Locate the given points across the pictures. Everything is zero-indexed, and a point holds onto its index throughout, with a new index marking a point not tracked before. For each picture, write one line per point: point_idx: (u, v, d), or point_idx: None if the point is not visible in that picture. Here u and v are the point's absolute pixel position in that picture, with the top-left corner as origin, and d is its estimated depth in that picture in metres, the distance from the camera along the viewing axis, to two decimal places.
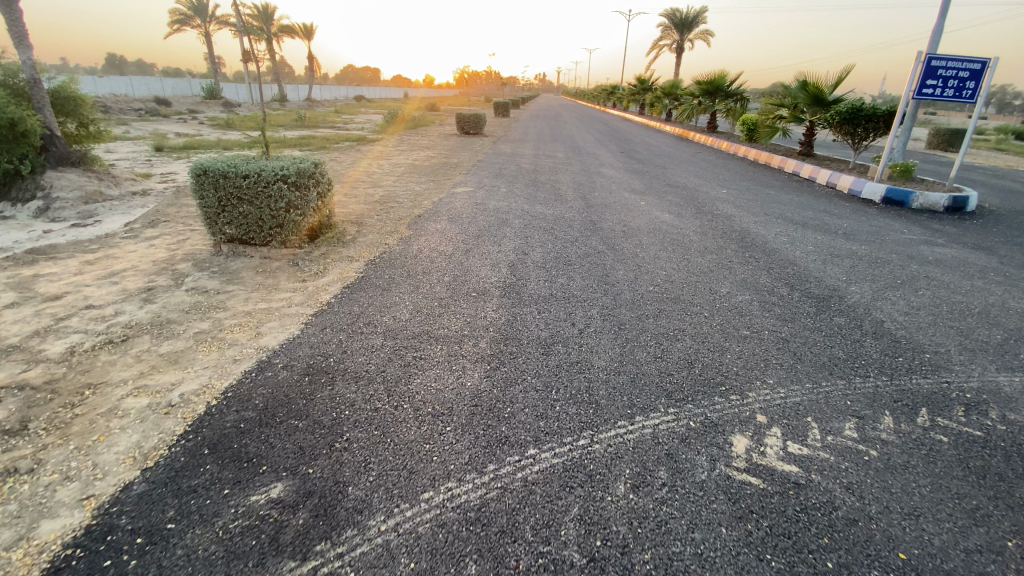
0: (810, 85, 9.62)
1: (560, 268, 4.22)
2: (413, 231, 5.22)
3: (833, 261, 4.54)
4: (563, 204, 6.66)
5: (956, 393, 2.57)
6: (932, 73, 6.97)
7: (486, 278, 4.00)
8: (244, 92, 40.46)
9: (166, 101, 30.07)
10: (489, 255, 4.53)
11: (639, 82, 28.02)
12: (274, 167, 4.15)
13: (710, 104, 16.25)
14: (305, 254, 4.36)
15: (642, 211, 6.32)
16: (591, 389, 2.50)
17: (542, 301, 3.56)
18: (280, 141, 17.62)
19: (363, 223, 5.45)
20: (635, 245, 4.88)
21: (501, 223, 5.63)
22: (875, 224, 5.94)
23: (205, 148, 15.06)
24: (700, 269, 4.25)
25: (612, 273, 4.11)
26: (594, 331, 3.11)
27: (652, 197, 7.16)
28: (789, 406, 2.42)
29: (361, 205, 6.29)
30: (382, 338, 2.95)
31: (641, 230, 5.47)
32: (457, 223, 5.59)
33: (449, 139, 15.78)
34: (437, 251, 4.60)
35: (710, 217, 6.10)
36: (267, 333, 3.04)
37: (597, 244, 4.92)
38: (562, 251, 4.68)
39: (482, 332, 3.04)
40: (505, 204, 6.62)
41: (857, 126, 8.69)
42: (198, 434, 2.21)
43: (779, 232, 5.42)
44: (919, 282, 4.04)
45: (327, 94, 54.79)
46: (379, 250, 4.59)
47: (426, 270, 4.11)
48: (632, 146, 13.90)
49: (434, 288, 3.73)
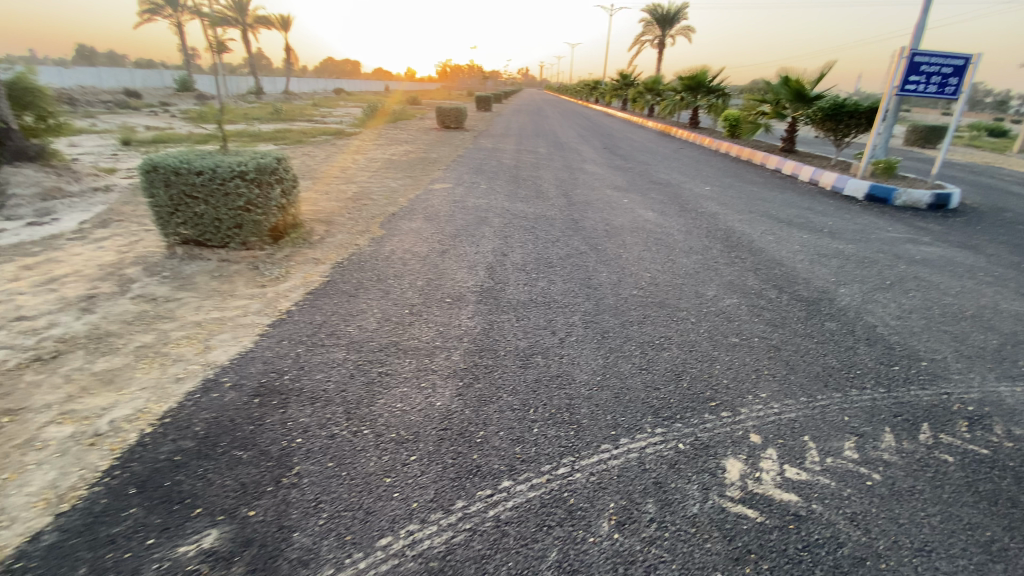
0: (792, 81, 9.54)
1: (540, 271, 4.01)
2: (386, 231, 4.95)
3: (820, 261, 4.42)
4: (544, 202, 6.44)
5: (958, 406, 2.44)
6: (915, 69, 6.91)
7: (462, 281, 3.76)
8: (219, 84, 39.29)
9: (137, 94, 29.03)
10: (467, 257, 4.29)
11: (622, 78, 27.91)
12: (231, 163, 3.85)
13: (693, 100, 16.18)
14: (266, 256, 4.06)
15: (625, 209, 6.15)
16: (572, 407, 2.28)
17: (521, 307, 3.35)
18: (256, 134, 17.10)
19: (334, 223, 5.16)
20: (618, 245, 4.69)
21: (480, 222, 5.39)
22: (860, 222, 5.85)
23: (175, 142, 14.47)
24: (685, 270, 4.08)
25: (595, 276, 3.91)
26: (575, 340, 2.90)
27: (635, 194, 6.99)
28: (783, 423, 2.24)
29: (332, 203, 5.98)
30: (344, 352, 2.70)
31: (625, 228, 5.28)
32: (433, 222, 5.34)
33: (430, 134, 15.45)
34: (411, 252, 4.35)
35: (694, 215, 5.96)
36: (217, 347, 2.76)
37: (580, 244, 4.71)
38: (543, 252, 4.47)
39: (455, 343, 2.81)
40: (484, 201, 6.38)
41: (840, 122, 8.64)
42: (125, 470, 1.94)
43: (764, 230, 5.30)
44: (908, 283, 3.95)
45: (306, 87, 53.60)
46: (347, 251, 4.31)
47: (398, 273, 3.86)
48: (614, 142, 13.75)
49: (406, 293, 3.48)
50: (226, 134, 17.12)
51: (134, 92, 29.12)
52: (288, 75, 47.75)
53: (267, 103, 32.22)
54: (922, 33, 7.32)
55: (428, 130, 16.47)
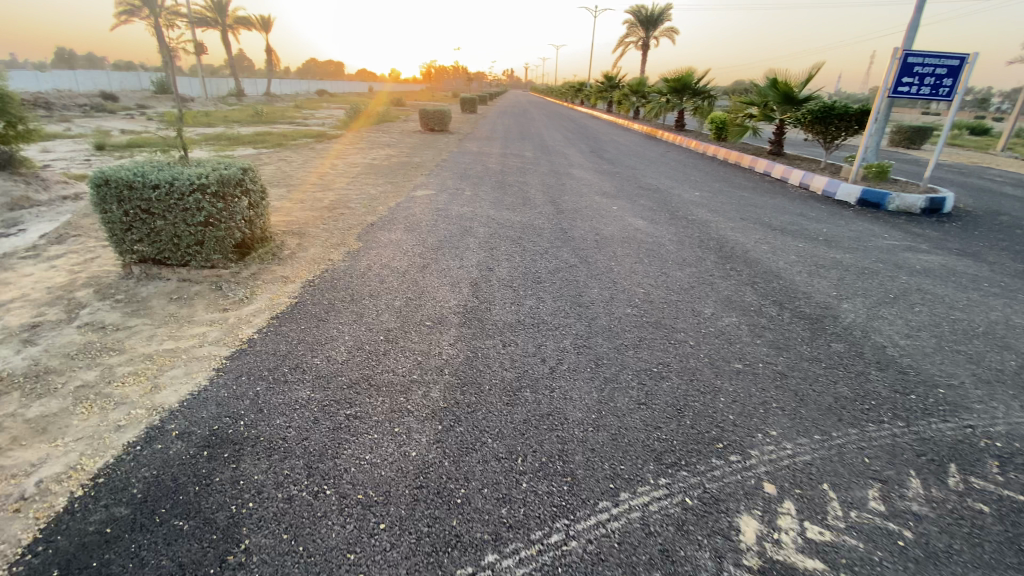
0: (781, 83, 9.44)
1: (528, 287, 3.76)
2: (363, 243, 4.66)
3: (819, 272, 4.24)
4: (531, 210, 6.20)
5: (985, 441, 2.26)
6: (908, 70, 6.89)
7: (444, 300, 3.49)
8: (197, 85, 38.41)
9: (112, 96, 28.22)
10: (449, 272, 4.02)
11: (606, 79, 27.83)
12: (190, 175, 3.53)
13: (679, 102, 16.10)
14: (230, 275, 3.75)
15: (615, 217, 5.94)
16: (565, 454, 2.03)
17: (508, 328, 3.08)
18: (235, 138, 16.63)
19: (307, 235, 4.84)
20: (609, 257, 4.46)
21: (464, 232, 5.12)
22: (854, 229, 5.70)
23: (151, 147, 14.01)
24: (680, 285, 3.86)
25: (586, 292, 3.67)
26: (566, 369, 2.64)
27: (624, 201, 6.79)
28: (799, 469, 2.02)
29: (306, 212, 5.65)
30: (309, 391, 2.41)
31: (616, 238, 5.05)
32: (414, 232, 5.06)
33: (414, 137, 15.13)
34: (388, 268, 4.06)
35: (685, 222, 5.76)
36: (166, 386, 2.46)
37: (569, 257, 4.47)
38: (531, 265, 4.23)
39: (434, 375, 2.54)
40: (469, 209, 6.10)
41: (830, 124, 8.54)
42: (50, 546, 1.64)
43: (759, 239, 5.12)
44: (913, 297, 3.80)
45: (289, 88, 52.82)
46: (320, 268, 4.02)
47: (374, 291, 3.57)
48: (601, 145, 13.58)
49: (382, 315, 3.20)
50: (204, 138, 16.61)
51: (109, 94, 28.33)
52: (270, 76, 46.94)
53: (248, 105, 31.61)
54: (915, 34, 7.25)
55: (412, 133, 16.16)
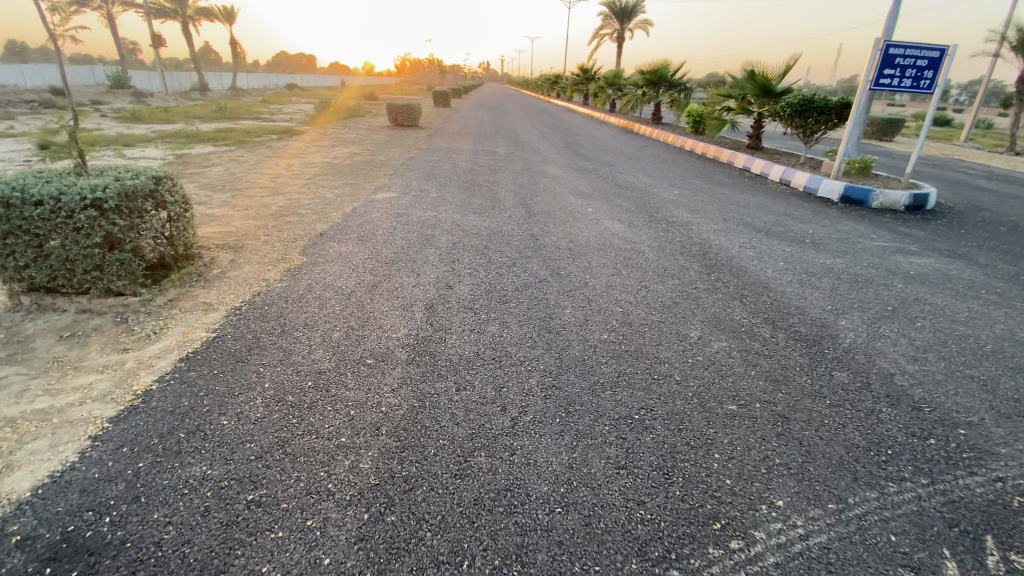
0: (758, 75, 9.15)
1: (493, 309, 3.30)
2: (308, 258, 4.14)
3: (810, 282, 3.90)
4: (500, 213, 5.73)
5: (1022, 502, 1.89)
6: (890, 62, 6.61)
7: (391, 329, 3.00)
8: (157, 79, 36.67)
9: (64, 91, 26.66)
10: (402, 292, 3.53)
11: (582, 72, 27.41)
12: (82, 188, 2.98)
13: (655, 95, 15.80)
14: (141, 303, 3.22)
15: (590, 220, 5.53)
16: (525, 553, 1.58)
17: (464, 364, 2.62)
18: (194, 134, 15.72)
19: (245, 250, 4.29)
20: (584, 268, 4.04)
21: (424, 242, 4.63)
22: (841, 230, 5.40)
23: (101, 146, 13.14)
24: (662, 301, 3.46)
25: (557, 314, 3.23)
26: (531, 421, 2.19)
27: (599, 201, 6.39)
28: (816, 558, 1.62)
29: (249, 222, 5.08)
30: (206, 467, 1.93)
31: (591, 246, 4.64)
32: (368, 243, 4.55)
33: (383, 133, 14.48)
34: (331, 289, 3.54)
35: (665, 225, 5.38)
36: (21, 464, 1.95)
37: (539, 269, 4.03)
38: (496, 281, 3.78)
39: (367, 438, 2.07)
40: (432, 214, 5.60)
41: (809, 118, 8.27)
42: None
43: (743, 243, 4.77)
44: (912, 309, 3.47)
45: (256, 82, 51.01)
46: (252, 291, 3.50)
47: (311, 320, 3.07)
48: (577, 140, 13.17)
49: (314, 353, 2.71)
50: (159, 135, 15.64)
51: (62, 90, 26.84)
52: (235, 70, 45.19)
53: (213, 100, 30.30)
54: (894, 24, 7.01)
55: (381, 129, 15.51)
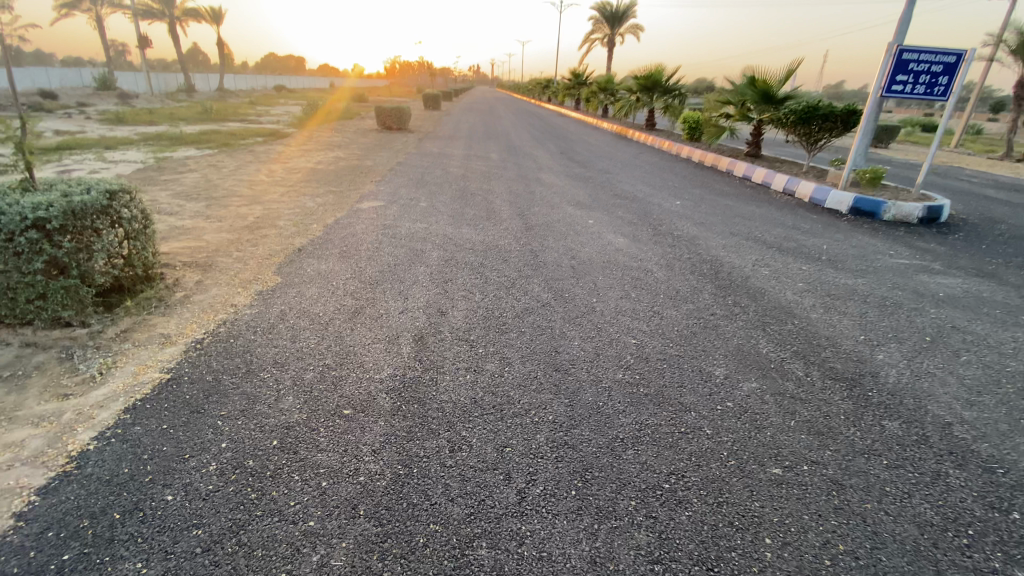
0: (759, 81, 8.91)
1: (491, 340, 2.93)
2: (284, 278, 3.73)
3: (836, 307, 3.58)
4: (495, 225, 5.35)
5: None
6: (903, 67, 6.41)
7: (374, 368, 2.61)
8: (140, 79, 35.81)
9: (41, 90, 25.82)
10: (387, 320, 3.14)
11: (574, 76, 27.21)
12: (23, 206, 2.56)
13: (649, 100, 15.55)
14: (91, 336, 2.78)
15: (591, 233, 5.18)
16: None
17: (459, 415, 2.24)
18: (175, 137, 15.14)
19: (214, 268, 3.87)
20: (589, 290, 3.68)
21: (413, 259, 4.23)
22: (857, 245, 5.10)
23: (77, 148, 12.59)
24: (678, 331, 3.11)
25: (563, 347, 2.85)
26: (542, 494, 1.82)
27: (599, 212, 6.04)
28: None
29: (222, 235, 4.66)
30: (139, 563, 1.54)
31: (595, 264, 4.27)
32: (351, 259, 4.15)
33: (371, 137, 14.04)
34: (307, 318, 3.14)
35: (671, 239, 5.05)
36: None
37: (541, 291, 3.66)
38: (493, 305, 3.40)
39: (342, 522, 1.69)
40: (422, 226, 5.21)
41: (813, 125, 8.02)
42: None
43: (756, 261, 4.45)
44: (953, 340, 3.17)
45: (243, 84, 50.20)
46: (218, 319, 3.08)
47: (282, 358, 2.67)
48: (572, 146, 12.84)
49: (282, 402, 2.31)
50: (137, 137, 15.04)
51: (39, 89, 25.99)
52: (222, 71, 44.43)
53: (199, 101, 29.63)
54: (905, 30, 6.80)
55: (370, 133, 15.09)
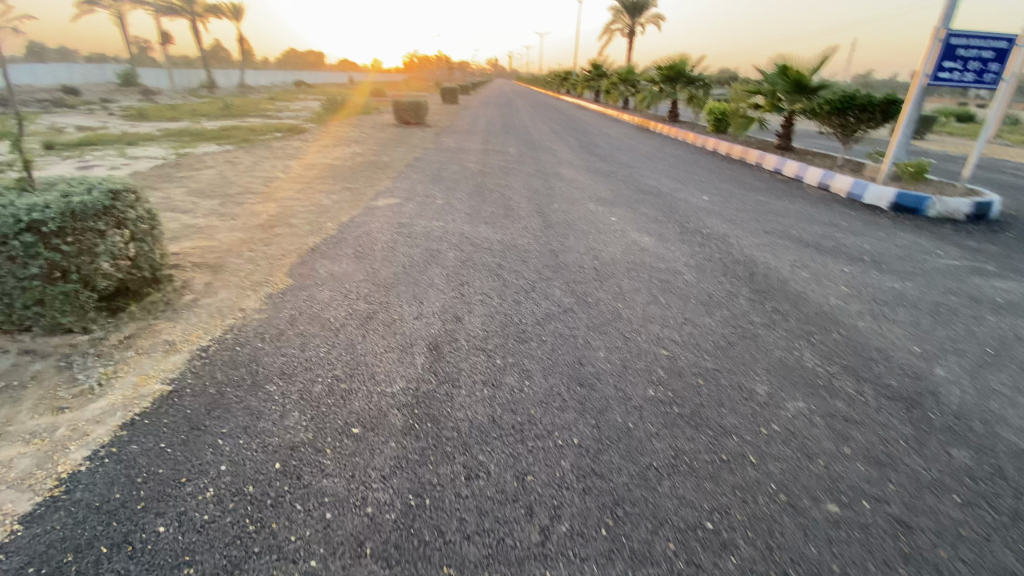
0: (791, 70, 8.49)
1: (510, 349, 2.74)
2: (295, 280, 3.59)
3: (884, 314, 3.30)
4: (514, 223, 5.15)
5: None
6: (951, 53, 5.98)
7: (386, 380, 2.45)
8: (164, 76, 36.36)
9: (70, 88, 26.34)
10: (401, 327, 2.97)
11: (593, 67, 26.72)
12: (18, 209, 2.46)
13: (672, 91, 15.10)
14: (93, 343, 2.68)
15: (615, 232, 4.94)
16: None
17: (475, 436, 2.07)
18: (197, 132, 15.25)
19: (224, 270, 3.75)
20: (614, 294, 3.46)
21: (429, 260, 4.06)
22: (901, 245, 4.76)
23: (100, 144, 12.74)
24: (712, 340, 2.88)
25: (588, 359, 2.64)
26: (569, 533, 1.63)
27: (623, 209, 5.79)
28: None
29: (235, 234, 4.56)
30: None
31: (619, 265, 4.04)
32: (365, 260, 4.00)
33: (388, 131, 13.93)
34: (317, 324, 2.99)
35: (700, 238, 4.78)
36: None
37: (562, 295, 3.46)
38: (513, 311, 3.21)
39: (346, 562, 1.53)
40: (439, 224, 5.03)
41: (849, 116, 7.61)
42: None
43: (792, 262, 4.17)
44: (1019, 353, 2.88)
45: (264, 79, 50.67)
46: (225, 325, 2.95)
47: (290, 369, 2.53)
48: (591, 139, 12.52)
49: (287, 419, 2.15)
50: (159, 133, 15.18)
51: (67, 87, 26.50)
52: (244, 67, 44.90)
53: (221, 97, 29.94)
54: (952, 13, 6.36)
55: (387, 128, 14.98)
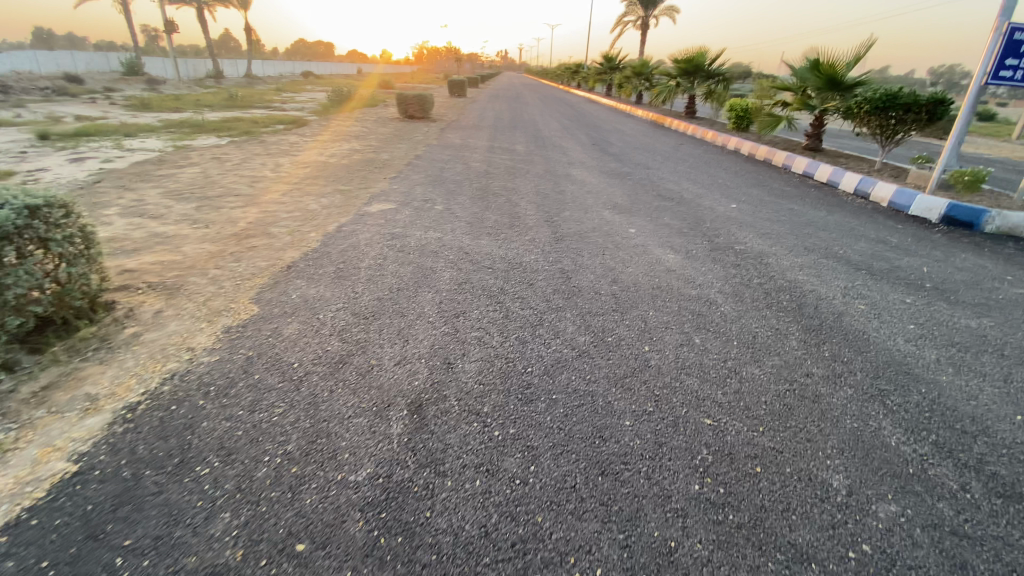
0: (824, 65, 7.81)
1: (512, 414, 2.17)
2: (262, 307, 3.06)
3: (971, 364, 2.69)
4: (520, 235, 4.58)
5: None
6: (1015, 50, 5.28)
7: (349, 461, 1.90)
8: (171, 66, 36.00)
9: (75, 76, 26.03)
10: (377, 376, 2.41)
11: (606, 60, 25.90)
12: None
13: (689, 86, 14.37)
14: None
15: (634, 247, 4.36)
16: None
17: (460, 563, 1.51)
18: (198, 124, 14.82)
19: (182, 292, 3.23)
20: (639, 332, 2.89)
21: (420, 282, 3.50)
22: (963, 267, 4.14)
23: (97, 135, 12.32)
24: (764, 405, 2.30)
25: (612, 432, 2.07)
26: None
27: (641, 218, 5.20)
28: None
29: (204, 246, 4.04)
30: None
31: (642, 290, 3.46)
32: (346, 282, 3.46)
33: (391, 125, 13.37)
34: (277, 371, 2.44)
35: (732, 255, 4.19)
36: None
37: (576, 332, 2.88)
38: (516, 354, 2.63)
39: None
40: (435, 236, 4.47)
41: (890, 117, 6.95)
42: None
43: (844, 290, 3.58)
44: None
45: (273, 71, 50.28)
46: (164, 372, 2.44)
47: (231, 442, 1.99)
48: (605, 136, 11.87)
49: (212, 526, 1.64)
50: (159, 124, 14.76)
51: (74, 76, 26.25)
52: (252, 57, 44.51)
53: (228, 88, 29.52)
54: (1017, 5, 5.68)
55: (391, 121, 14.43)
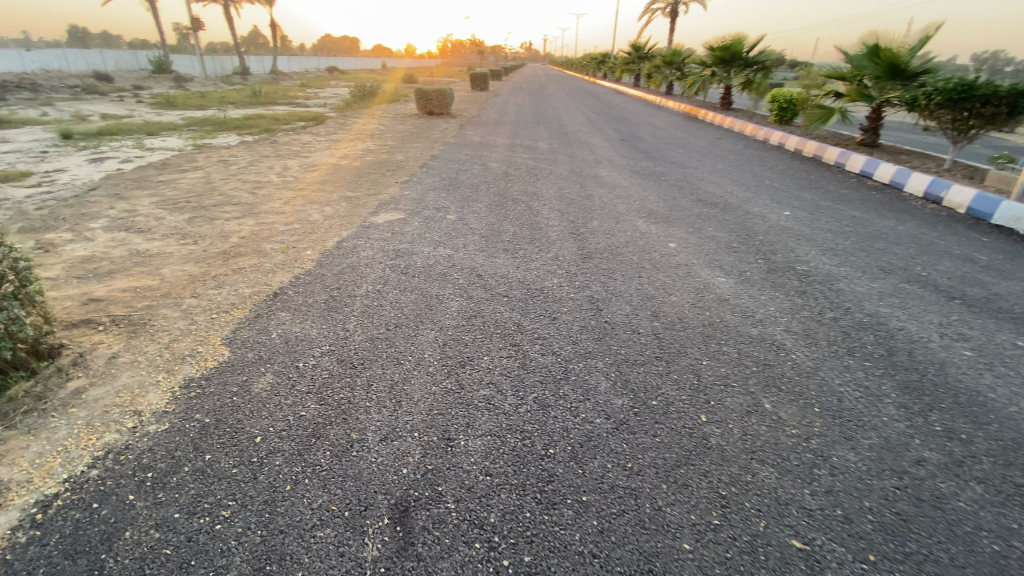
0: (885, 50, 6.94)
1: (529, 529, 1.61)
2: (233, 353, 2.57)
3: None
4: (541, 252, 4.02)
5: None
6: None
7: None
8: (199, 63, 36.40)
9: (107, 75, 26.45)
10: (357, 460, 1.88)
11: (634, 50, 24.88)
12: None
13: (726, 75, 13.44)
14: None
15: (674, 267, 3.74)
16: None
17: None
18: (220, 121, 14.69)
19: (147, 329, 2.77)
20: (689, 391, 2.30)
21: (423, 316, 2.98)
22: None
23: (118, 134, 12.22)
24: (872, 520, 1.69)
25: (666, 566, 1.50)
26: None
27: (681, 230, 4.56)
28: None
29: (186, 267, 3.59)
30: None
31: (689, 329, 2.86)
32: (338, 316, 2.95)
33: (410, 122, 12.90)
34: (234, 449, 1.94)
35: (792, 279, 3.54)
36: None
37: (611, 390, 2.31)
38: (535, 425, 2.07)
39: None
40: (445, 253, 3.94)
41: (965, 109, 6.10)
42: None
43: (938, 330, 2.90)
44: None
45: (298, 66, 50.58)
46: (101, 446, 1.96)
47: (153, 569, 1.49)
48: (634, 131, 11.12)
49: None
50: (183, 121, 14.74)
51: (106, 75, 26.68)
52: (278, 53, 44.82)
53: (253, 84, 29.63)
54: None
55: (411, 117, 13.95)
